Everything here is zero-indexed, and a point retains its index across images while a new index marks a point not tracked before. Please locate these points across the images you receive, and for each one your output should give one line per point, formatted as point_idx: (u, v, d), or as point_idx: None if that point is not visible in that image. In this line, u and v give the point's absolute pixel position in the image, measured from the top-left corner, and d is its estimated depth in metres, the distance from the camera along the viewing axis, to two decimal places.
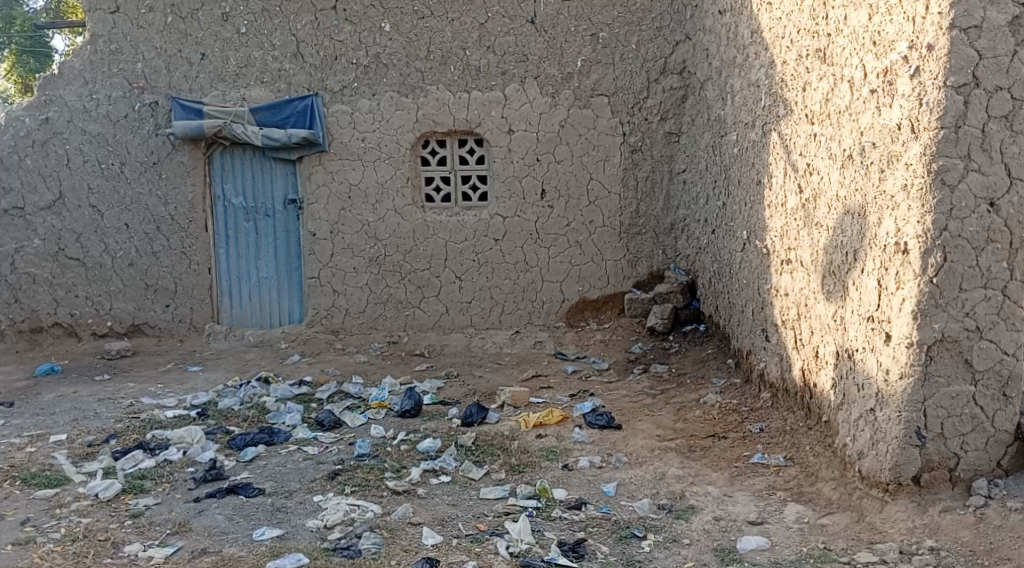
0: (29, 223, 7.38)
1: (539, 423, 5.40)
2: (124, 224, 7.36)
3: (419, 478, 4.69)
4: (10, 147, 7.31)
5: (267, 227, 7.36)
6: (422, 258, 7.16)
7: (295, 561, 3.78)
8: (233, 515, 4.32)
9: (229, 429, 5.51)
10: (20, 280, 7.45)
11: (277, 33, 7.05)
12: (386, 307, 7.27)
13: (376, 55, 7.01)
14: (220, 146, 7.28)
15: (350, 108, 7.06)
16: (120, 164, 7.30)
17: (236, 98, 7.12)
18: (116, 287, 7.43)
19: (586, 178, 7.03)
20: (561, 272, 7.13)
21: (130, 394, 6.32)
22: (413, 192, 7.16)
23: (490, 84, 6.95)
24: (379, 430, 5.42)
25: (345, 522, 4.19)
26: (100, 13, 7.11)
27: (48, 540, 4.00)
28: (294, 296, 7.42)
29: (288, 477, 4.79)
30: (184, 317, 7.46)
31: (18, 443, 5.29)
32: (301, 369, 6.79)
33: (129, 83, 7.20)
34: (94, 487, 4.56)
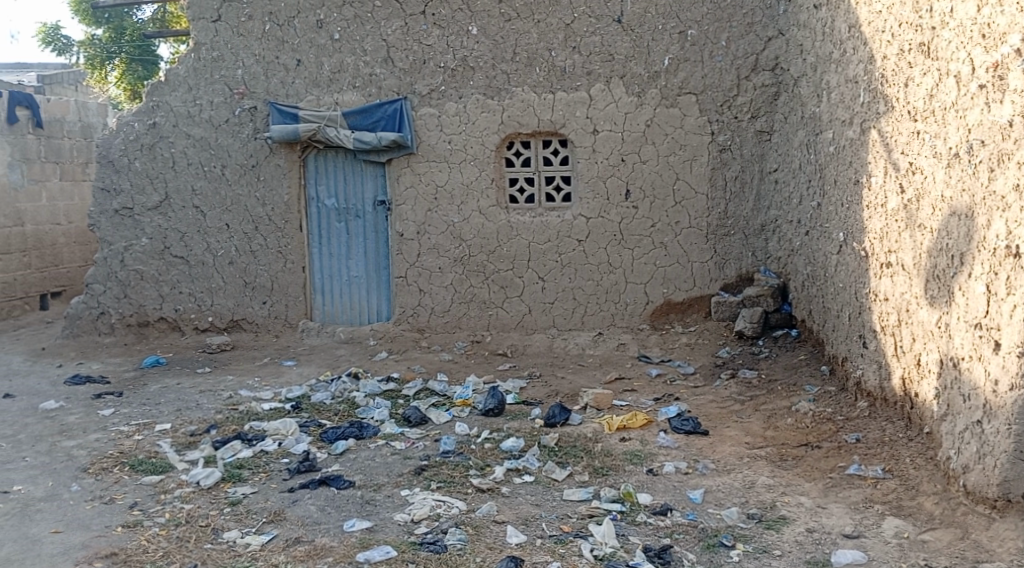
0: (138, 223, 7.75)
1: (623, 426, 5.37)
2: (225, 224, 7.63)
3: (502, 477, 4.73)
4: (121, 151, 7.70)
5: (357, 226, 7.54)
6: (506, 259, 7.19)
7: (383, 553, 3.86)
8: (325, 506, 4.44)
9: (320, 423, 5.67)
10: (129, 277, 7.82)
11: (369, 39, 7.21)
12: (470, 307, 7.33)
13: (464, 58, 7.08)
14: (314, 149, 7.49)
15: (438, 110, 7.16)
16: (221, 167, 7.58)
17: (329, 102, 7.32)
18: (217, 284, 7.72)
19: (672, 178, 6.95)
20: (646, 274, 7.06)
21: (229, 387, 6.56)
22: (498, 193, 7.21)
23: (576, 84, 6.95)
24: (463, 427, 5.49)
25: (432, 517, 4.26)
26: (204, 23, 7.44)
27: (154, 524, 4.19)
28: (382, 294, 7.58)
29: (377, 471, 4.89)
30: (279, 314, 7.70)
31: (126, 430, 5.56)
32: (388, 366, 6.91)
33: (230, 89, 7.49)
34: (196, 475, 4.75)
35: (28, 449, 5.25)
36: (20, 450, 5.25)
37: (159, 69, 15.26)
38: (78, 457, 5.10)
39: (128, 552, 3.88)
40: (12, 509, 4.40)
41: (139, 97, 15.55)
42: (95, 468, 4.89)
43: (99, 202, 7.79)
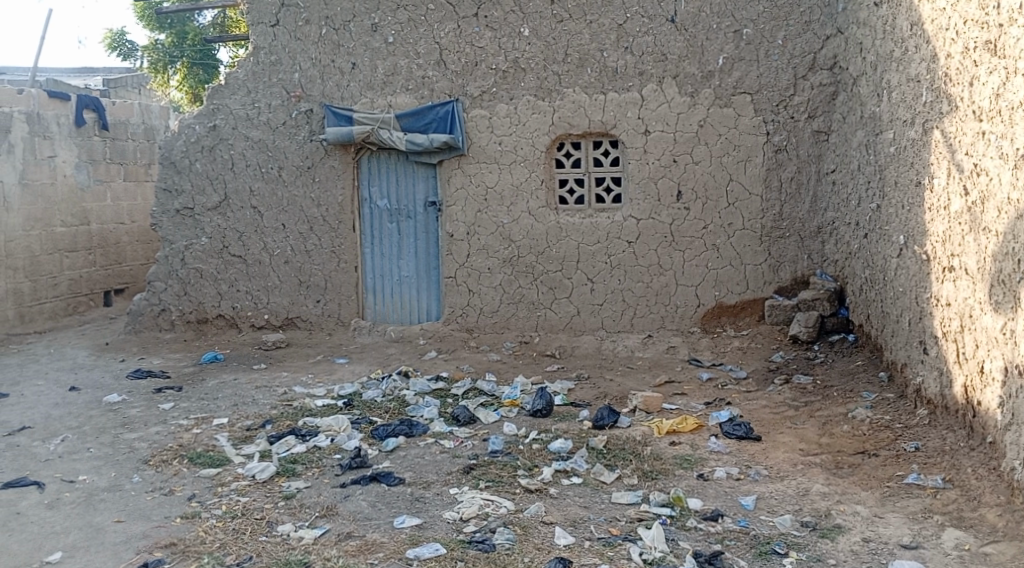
0: (198, 223, 7.93)
1: (673, 430, 5.33)
2: (281, 224, 7.77)
3: (551, 478, 4.73)
4: (183, 152, 7.89)
5: (409, 227, 7.62)
6: (555, 260, 7.19)
7: (433, 550, 3.89)
8: (376, 502, 4.49)
9: (371, 420, 5.74)
10: (188, 275, 8.00)
11: (422, 41, 7.28)
12: (519, 308, 7.34)
13: (515, 60, 7.10)
14: (368, 151, 7.58)
15: (489, 112, 7.19)
16: (278, 168, 7.72)
17: (382, 105, 7.41)
18: (273, 283, 7.86)
19: (726, 179, 6.87)
20: (697, 276, 6.99)
21: (284, 383, 6.68)
22: (548, 194, 7.21)
23: (627, 85, 6.92)
24: (511, 428, 5.51)
25: (480, 516, 4.28)
26: (263, 27, 7.59)
27: (211, 516, 4.28)
28: (432, 294, 7.64)
29: (426, 469, 4.93)
30: (332, 313, 7.81)
31: (185, 424, 5.69)
32: (438, 365, 6.96)
33: (286, 92, 7.63)
34: (252, 468, 4.85)
35: (93, 440, 5.41)
36: (85, 442, 5.41)
37: (220, 74, 15.57)
38: (140, 449, 5.24)
39: (186, 542, 3.98)
40: (77, 498, 4.54)
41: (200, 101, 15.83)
42: (155, 460, 5.01)
43: (160, 202, 7.99)
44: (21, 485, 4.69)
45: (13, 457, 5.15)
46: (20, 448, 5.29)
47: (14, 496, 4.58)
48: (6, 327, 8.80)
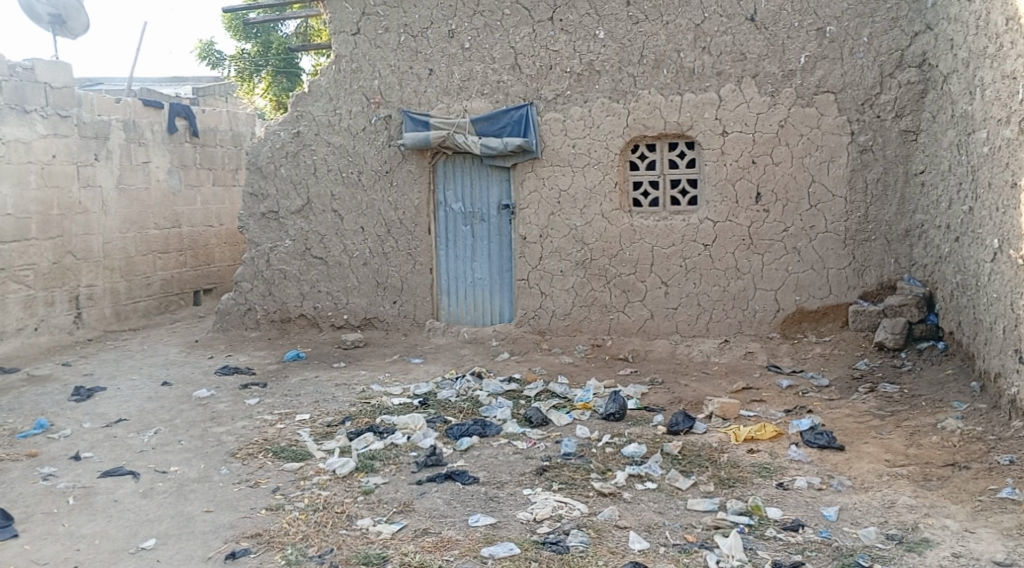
0: (282, 226, 8.17)
1: (751, 438, 5.25)
2: (360, 227, 7.94)
3: (624, 482, 4.71)
4: (268, 158, 8.13)
5: (483, 230, 7.69)
6: (629, 263, 7.15)
7: (508, 550, 3.93)
8: (451, 499, 4.55)
9: (446, 419, 5.82)
10: (273, 276, 8.24)
11: (498, 47, 7.34)
12: (592, 311, 7.33)
13: (590, 62, 7.10)
14: (444, 155, 7.69)
15: (564, 115, 7.21)
16: (358, 173, 7.89)
17: (458, 110, 7.50)
18: (352, 284, 8.03)
19: (807, 181, 6.74)
20: (776, 280, 6.87)
21: (362, 382, 6.82)
22: (622, 197, 7.18)
23: (705, 85, 6.84)
24: (584, 431, 5.50)
25: (554, 518, 4.29)
26: (344, 35, 7.78)
27: (294, 508, 4.41)
28: (505, 297, 7.70)
29: (500, 469, 4.97)
30: (408, 313, 7.93)
31: (269, 419, 5.87)
32: (511, 367, 7.01)
33: (366, 98, 7.79)
34: (333, 463, 4.97)
35: (184, 433, 5.63)
36: (176, 434, 5.63)
37: (304, 84, 15.83)
38: (227, 442, 5.43)
39: (271, 533, 4.10)
40: (170, 488, 4.73)
41: (285, 110, 16.12)
42: (241, 453, 5.18)
43: (247, 206, 8.25)
44: (118, 474, 4.91)
45: (110, 447, 5.39)
46: (117, 439, 5.54)
47: (112, 484, 4.79)
48: (104, 324, 9.21)
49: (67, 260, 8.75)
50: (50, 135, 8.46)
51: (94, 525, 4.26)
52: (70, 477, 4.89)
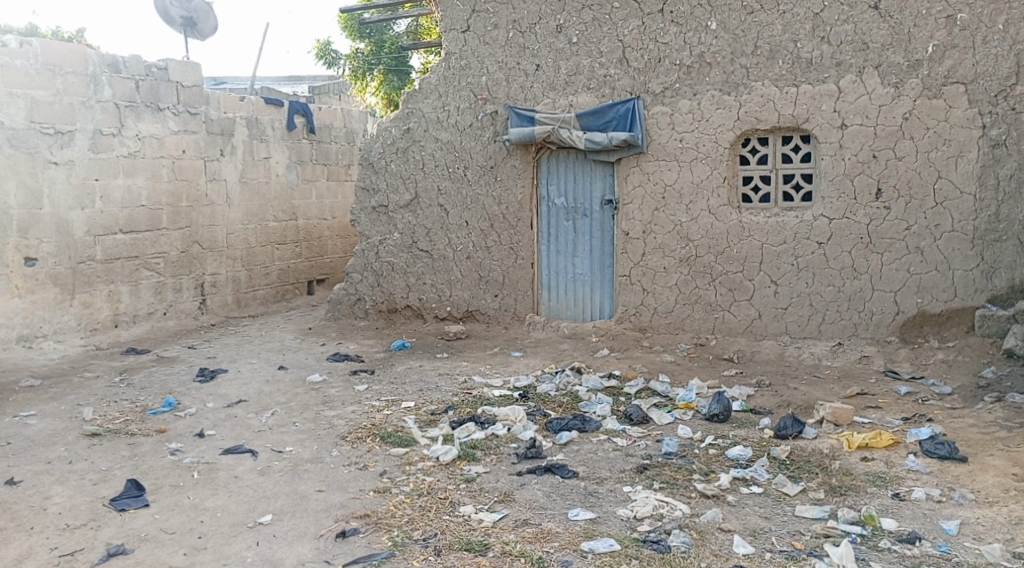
0: (391, 220, 8.34)
1: (865, 445, 5.04)
2: (464, 221, 8.02)
3: (728, 484, 4.59)
4: (380, 154, 8.31)
5: (585, 225, 7.66)
6: (736, 260, 6.98)
7: (608, 545, 3.89)
8: (551, 492, 4.54)
9: (546, 413, 5.81)
10: (381, 268, 8.44)
11: (606, 40, 7.28)
12: (695, 309, 7.18)
13: (701, 54, 6.95)
14: (548, 150, 7.69)
15: (671, 108, 7.08)
16: (464, 168, 7.97)
17: (564, 104, 7.49)
18: (456, 277, 8.13)
19: (933, 177, 6.42)
20: (896, 281, 6.57)
21: (464, 372, 6.89)
22: (730, 192, 7.02)
23: (823, 76, 6.60)
24: (686, 431, 5.40)
25: (655, 517, 4.23)
26: (454, 33, 7.86)
27: (400, 492, 4.49)
28: (606, 293, 7.64)
29: (599, 464, 4.93)
30: (509, 307, 7.98)
31: (376, 405, 6.00)
32: (611, 363, 6.94)
33: (474, 95, 7.86)
34: (436, 450, 5.04)
35: (298, 415, 5.82)
36: (291, 416, 5.82)
37: (414, 82, 16.20)
38: (338, 425, 5.58)
39: (378, 514, 4.19)
40: (285, 467, 4.89)
41: (397, 107, 16.54)
42: (351, 437, 5.32)
43: (359, 200, 8.46)
44: (237, 452, 5.11)
45: (231, 426, 5.62)
46: (237, 419, 5.78)
47: (232, 461, 4.99)
48: (225, 311, 9.63)
49: (194, 249, 9.19)
50: (180, 131, 8.89)
51: (216, 499, 4.45)
52: (195, 453, 5.13)
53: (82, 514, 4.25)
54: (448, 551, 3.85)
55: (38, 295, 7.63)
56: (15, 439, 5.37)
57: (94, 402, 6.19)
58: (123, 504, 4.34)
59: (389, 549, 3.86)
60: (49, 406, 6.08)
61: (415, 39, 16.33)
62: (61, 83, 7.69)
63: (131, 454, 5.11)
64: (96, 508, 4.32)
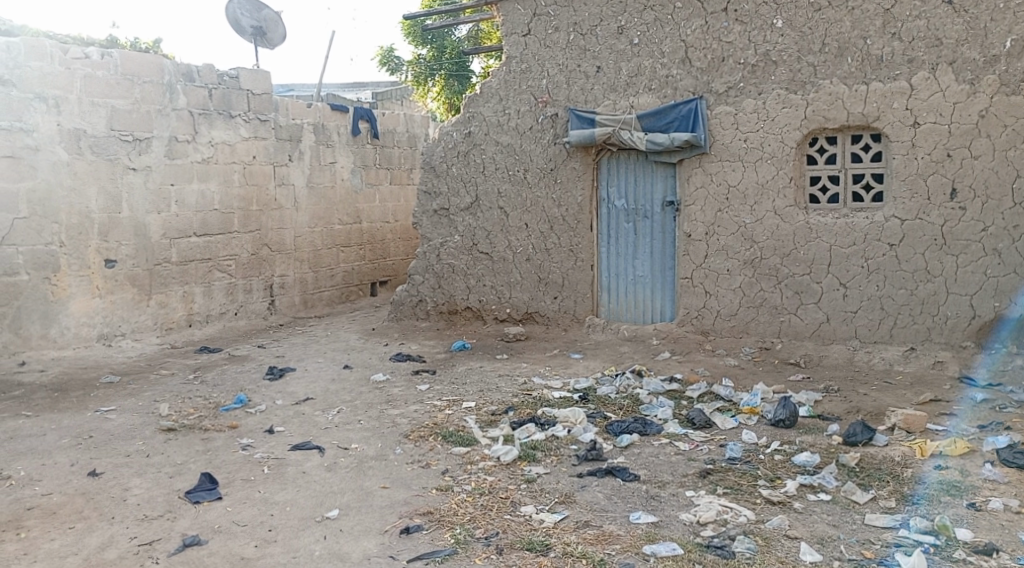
0: (452, 222, 8.40)
1: (939, 453, 4.88)
2: (524, 223, 8.03)
3: (794, 491, 4.50)
4: (442, 158, 8.37)
5: (646, 227, 7.60)
6: (803, 263, 6.84)
7: (670, 549, 3.85)
8: (612, 495, 4.51)
9: (606, 415, 5.78)
10: (442, 270, 8.50)
11: (668, 41, 7.22)
12: (760, 312, 7.06)
13: (766, 53, 6.84)
14: (608, 152, 7.66)
15: (735, 108, 6.98)
16: (524, 171, 7.99)
17: (625, 105, 7.44)
18: (516, 279, 8.15)
19: (1011, 176, 6.19)
20: (973, 284, 6.36)
21: (524, 374, 6.90)
22: (797, 192, 6.89)
23: (893, 74, 6.43)
24: (751, 436, 5.30)
25: (719, 522, 4.15)
26: (515, 37, 7.89)
27: (462, 490, 4.52)
28: (667, 295, 7.57)
29: (661, 468, 4.88)
30: (569, 309, 7.96)
31: (438, 405, 6.05)
32: (672, 366, 6.87)
33: (535, 98, 7.88)
34: (497, 450, 5.05)
35: (362, 414, 5.90)
36: (356, 414, 5.90)
37: (475, 86, 16.25)
38: (401, 424, 5.63)
39: (441, 512, 4.22)
40: (351, 463, 4.96)
41: (458, 111, 16.61)
42: (413, 435, 5.37)
43: (421, 203, 8.54)
44: (305, 448, 5.20)
45: (299, 423, 5.73)
46: (304, 416, 5.88)
47: (300, 457, 5.08)
48: (293, 311, 9.82)
49: (263, 251, 9.40)
50: (251, 137, 9.11)
51: (285, 493, 4.54)
52: (264, 448, 5.24)
53: (159, 505, 4.38)
54: (509, 550, 3.85)
55: (118, 295, 7.91)
56: (96, 432, 5.56)
57: (169, 398, 6.37)
58: (198, 497, 4.46)
59: (452, 546, 3.88)
60: (127, 401, 6.28)
61: (477, 43, 16.39)
62: (139, 92, 7.96)
63: (204, 448, 5.25)
64: (171, 500, 4.44)
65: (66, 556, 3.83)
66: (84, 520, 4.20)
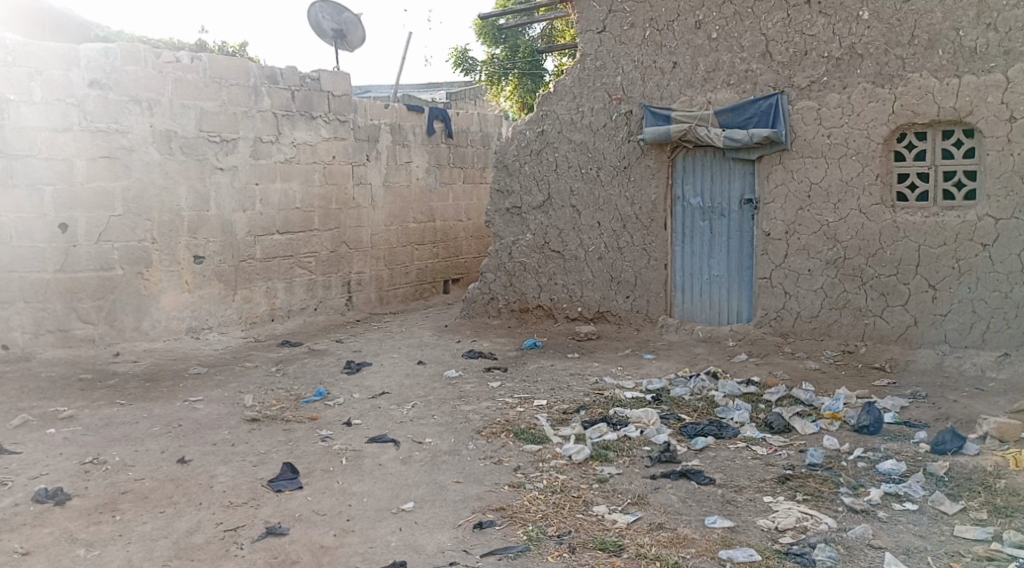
0: (525, 221, 8.38)
1: None
2: (597, 222, 7.96)
3: (878, 500, 4.33)
4: (515, 156, 8.36)
5: (723, 226, 7.44)
6: (889, 263, 6.60)
7: (748, 555, 3.73)
8: (686, 498, 4.41)
9: (680, 417, 5.67)
10: (514, 268, 8.49)
11: (747, 34, 7.05)
12: (843, 314, 6.84)
13: (852, 46, 6.62)
14: (684, 150, 7.54)
15: (818, 103, 6.78)
16: (597, 169, 7.92)
17: (702, 101, 7.30)
18: (588, 277, 8.08)
19: None
20: None
21: (596, 373, 6.83)
22: (884, 190, 6.64)
23: (988, 66, 6.14)
24: (832, 442, 5.13)
25: (798, 529, 4.02)
26: (590, 34, 7.82)
27: (534, 488, 4.49)
28: (744, 296, 7.39)
29: (738, 472, 4.76)
30: (642, 309, 7.86)
31: (510, 402, 6.03)
32: (749, 369, 6.70)
33: (609, 95, 7.80)
34: (568, 449, 5.00)
35: (436, 408, 5.92)
36: (430, 409, 5.93)
37: (548, 84, 16.26)
38: (473, 420, 5.63)
39: (514, 508, 4.20)
40: (425, 457, 4.98)
41: (531, 108, 16.67)
42: (485, 431, 5.36)
43: (494, 201, 8.55)
44: (381, 441, 5.25)
45: (375, 416, 5.78)
46: (380, 409, 5.94)
47: (376, 449, 5.13)
48: (369, 308, 9.95)
49: (342, 249, 9.55)
50: (331, 138, 9.25)
51: (362, 484, 4.58)
52: (342, 440, 5.30)
53: (244, 492, 4.47)
54: (582, 549, 3.80)
55: (206, 290, 8.15)
56: (185, 421, 5.71)
57: (253, 389, 6.51)
58: (280, 486, 4.53)
59: (525, 543, 3.85)
60: (214, 392, 6.45)
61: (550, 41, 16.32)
62: (226, 95, 8.16)
63: (286, 438, 5.34)
64: (255, 488, 4.53)
65: (156, 539, 3.94)
66: (174, 505, 4.32)
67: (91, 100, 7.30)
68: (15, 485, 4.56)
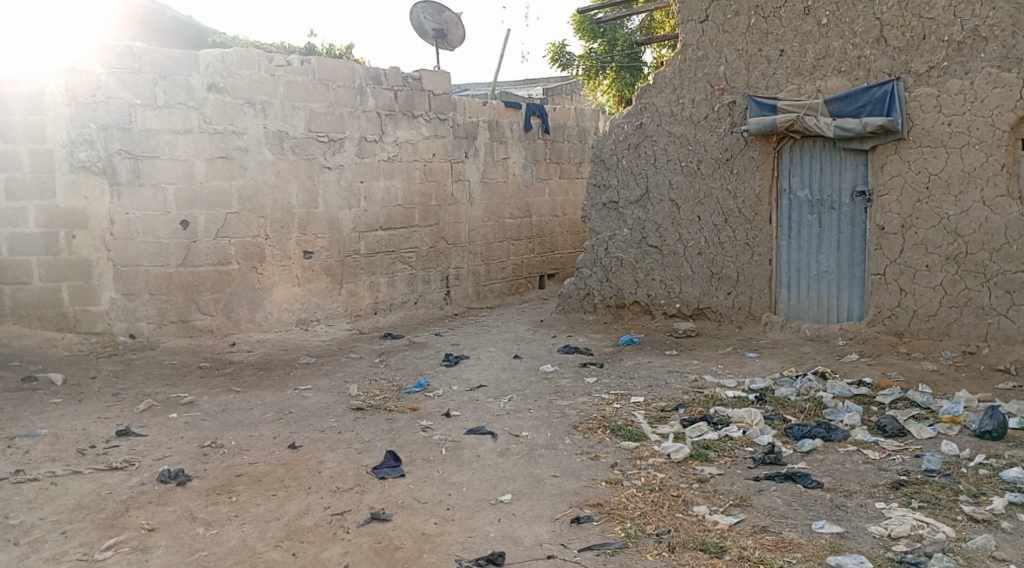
0: (622, 216, 8.28)
1: None
2: (697, 216, 7.78)
3: (1002, 509, 4.06)
4: (613, 150, 8.28)
5: (832, 219, 7.17)
6: (1015, 258, 6.21)
7: (859, 562, 3.56)
8: (792, 501, 4.25)
9: (785, 417, 5.48)
10: (610, 263, 8.41)
11: (860, 19, 6.74)
12: (963, 312, 6.46)
13: (975, 28, 6.25)
14: (791, 140, 7.29)
15: (937, 89, 6.43)
16: (697, 162, 7.73)
17: (811, 90, 7.04)
18: (686, 273, 7.91)
19: None
20: None
21: (695, 370, 6.69)
22: (1010, 181, 6.25)
23: None
24: (951, 447, 4.86)
25: (913, 537, 3.81)
26: (692, 24, 7.65)
27: (632, 485, 4.42)
28: (854, 293, 7.09)
29: (848, 476, 4.56)
30: (744, 305, 7.65)
31: (606, 398, 5.96)
32: (859, 369, 6.42)
33: (711, 86, 7.61)
34: (667, 447, 4.89)
35: (533, 402, 5.91)
36: (527, 403, 5.92)
37: (647, 76, 16.01)
38: (570, 415, 5.59)
39: (612, 505, 4.14)
40: (523, 450, 4.97)
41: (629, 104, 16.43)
42: (582, 427, 5.30)
43: (591, 196, 8.49)
44: (479, 433, 5.27)
45: (473, 408, 5.81)
46: (478, 402, 5.97)
47: (475, 441, 5.15)
48: (467, 302, 10.03)
49: (441, 245, 9.67)
50: (432, 136, 9.34)
51: (461, 475, 4.60)
52: (443, 430, 5.35)
53: (350, 479, 4.55)
54: (682, 549, 3.71)
55: (314, 284, 8.38)
56: (295, 409, 5.88)
57: (358, 379, 6.65)
58: (383, 473, 4.60)
59: (623, 540, 3.79)
60: (321, 381, 6.61)
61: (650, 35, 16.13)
62: (334, 95, 8.35)
63: (389, 428, 5.43)
64: (360, 474, 4.61)
65: (269, 521, 4.05)
66: (285, 489, 4.44)
67: (209, 103, 7.61)
68: (141, 466, 4.78)
